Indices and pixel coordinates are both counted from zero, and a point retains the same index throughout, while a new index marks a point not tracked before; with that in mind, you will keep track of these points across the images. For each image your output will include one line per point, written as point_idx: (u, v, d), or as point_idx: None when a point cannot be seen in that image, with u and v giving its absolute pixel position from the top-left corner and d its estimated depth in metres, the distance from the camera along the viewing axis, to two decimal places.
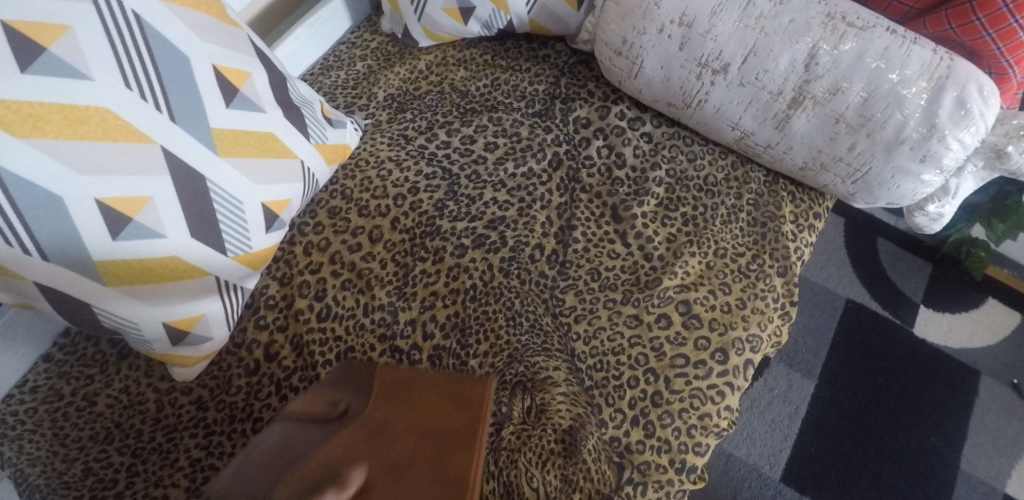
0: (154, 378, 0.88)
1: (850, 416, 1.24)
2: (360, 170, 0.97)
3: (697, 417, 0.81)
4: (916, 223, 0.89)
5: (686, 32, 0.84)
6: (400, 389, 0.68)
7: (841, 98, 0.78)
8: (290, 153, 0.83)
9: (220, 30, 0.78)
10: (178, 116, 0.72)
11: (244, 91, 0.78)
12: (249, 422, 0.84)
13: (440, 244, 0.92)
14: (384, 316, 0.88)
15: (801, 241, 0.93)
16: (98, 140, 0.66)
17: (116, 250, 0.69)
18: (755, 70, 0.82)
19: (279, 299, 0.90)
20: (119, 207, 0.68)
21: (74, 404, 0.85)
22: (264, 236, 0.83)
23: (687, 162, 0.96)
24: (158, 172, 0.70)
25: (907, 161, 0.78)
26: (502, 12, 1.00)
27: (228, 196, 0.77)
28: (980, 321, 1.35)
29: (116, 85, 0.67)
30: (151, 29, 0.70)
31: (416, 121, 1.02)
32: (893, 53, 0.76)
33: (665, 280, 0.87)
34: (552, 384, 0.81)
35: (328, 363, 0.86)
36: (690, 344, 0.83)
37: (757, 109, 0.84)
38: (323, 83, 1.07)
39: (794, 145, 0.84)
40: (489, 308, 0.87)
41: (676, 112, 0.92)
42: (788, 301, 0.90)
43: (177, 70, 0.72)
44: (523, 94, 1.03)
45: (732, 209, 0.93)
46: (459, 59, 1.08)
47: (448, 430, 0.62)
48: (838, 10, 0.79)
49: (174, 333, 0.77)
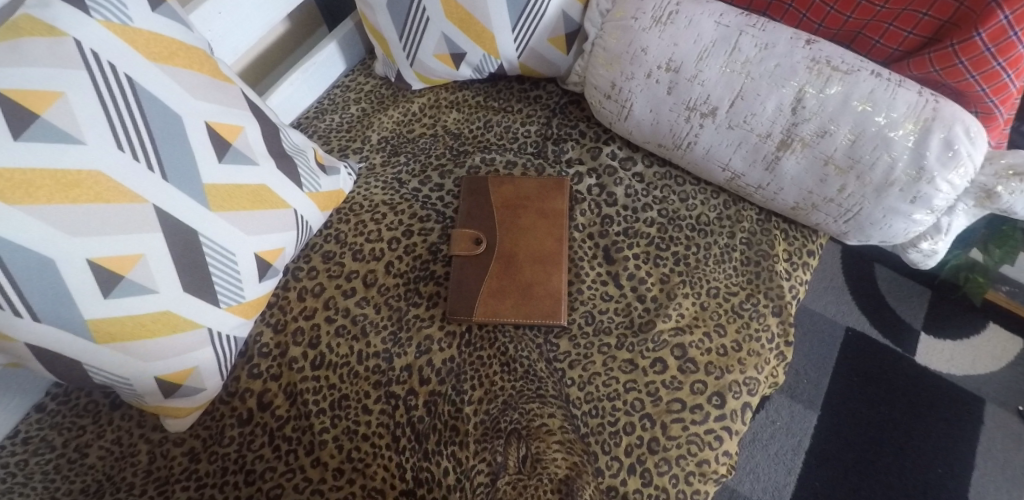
0: (147, 428, 0.87)
1: (854, 449, 1.22)
2: (355, 214, 0.97)
3: (694, 464, 0.80)
4: (910, 259, 0.88)
5: (674, 77, 0.85)
6: (522, 233, 0.92)
7: (828, 140, 0.79)
8: (283, 203, 0.84)
9: (214, 86, 0.78)
10: (170, 174, 0.73)
11: (237, 145, 0.79)
12: (242, 474, 0.83)
13: (434, 289, 0.92)
14: (379, 363, 0.87)
15: (796, 278, 0.91)
16: (90, 202, 0.67)
17: (108, 308, 0.70)
18: (743, 113, 0.82)
19: (272, 347, 0.90)
20: (111, 266, 0.69)
21: (66, 456, 0.84)
22: (257, 285, 0.84)
23: (679, 202, 0.95)
24: (149, 230, 0.72)
25: (898, 201, 0.78)
26: (492, 57, 1.01)
27: (220, 248, 0.78)
28: (981, 349, 1.30)
29: (108, 147, 0.68)
30: (143, 90, 0.71)
31: (409, 165, 1.02)
32: (879, 96, 0.76)
33: (659, 324, 0.87)
34: (547, 432, 0.81)
35: (321, 412, 0.85)
36: (686, 388, 0.83)
37: (746, 151, 0.84)
38: (317, 127, 1.09)
39: (785, 186, 0.85)
40: (484, 353, 0.88)
41: (667, 153, 0.92)
42: (784, 341, 0.88)
43: (170, 128, 0.73)
44: (516, 136, 1.03)
45: (725, 248, 0.92)
46: (451, 101, 1.09)
47: (547, 264, 0.90)
48: (822, 54, 0.79)
49: (166, 386, 0.78)
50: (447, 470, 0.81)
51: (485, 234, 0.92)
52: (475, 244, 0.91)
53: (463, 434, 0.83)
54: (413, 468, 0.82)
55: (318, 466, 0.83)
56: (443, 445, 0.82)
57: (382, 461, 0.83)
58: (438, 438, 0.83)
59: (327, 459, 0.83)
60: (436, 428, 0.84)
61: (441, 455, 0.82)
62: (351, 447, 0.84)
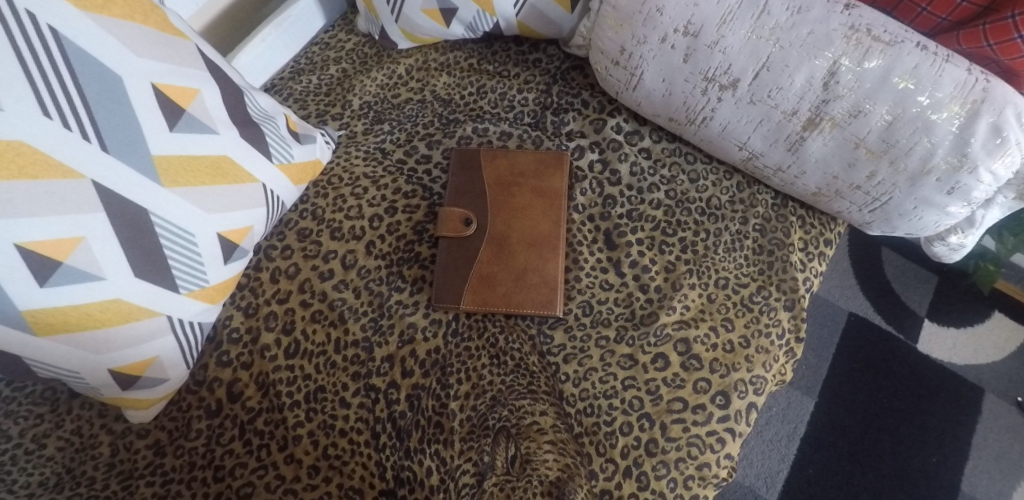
0: (109, 418, 0.79)
1: (853, 435, 1.17)
2: (334, 188, 0.89)
3: (694, 468, 0.74)
4: (934, 252, 0.81)
5: (692, 43, 0.75)
6: (516, 215, 0.84)
7: (862, 121, 0.70)
8: (250, 177, 0.75)
9: (163, 42, 0.69)
10: (111, 146, 0.64)
11: (192, 111, 0.70)
12: (210, 469, 0.75)
13: (418, 273, 0.85)
14: (358, 353, 0.80)
15: (812, 269, 0.84)
16: (13, 178, 0.59)
17: (44, 297, 0.63)
18: (768, 87, 0.73)
19: (242, 332, 0.82)
20: (44, 251, 0.62)
21: (22, 446, 0.76)
22: (222, 267, 0.76)
23: (688, 183, 0.87)
24: (89, 210, 0.64)
25: (932, 192, 0.71)
26: (487, 14, 0.91)
27: (177, 228, 0.70)
28: (985, 338, 1.25)
29: (32, 115, 0.60)
30: (73, 46, 0.62)
31: (394, 133, 0.93)
32: (923, 72, 0.67)
33: (662, 316, 0.80)
34: (538, 432, 0.75)
35: (295, 405, 0.78)
36: (688, 387, 0.77)
37: (768, 129, 0.76)
38: (292, 89, 0.99)
39: (808, 169, 0.77)
40: (471, 344, 0.81)
41: (679, 128, 0.84)
42: (795, 338, 0.81)
43: (110, 95, 0.64)
44: (512, 104, 0.94)
45: (737, 235, 0.84)
46: (441, 63, 0.99)
47: (544, 249, 0.82)
48: (862, 21, 0.70)
49: (120, 378, 0.71)
50: (430, 470, 0.74)
51: (475, 214, 0.84)
52: (464, 225, 0.83)
53: (448, 432, 0.76)
54: (394, 467, 0.75)
55: (291, 463, 0.76)
56: (426, 443, 0.76)
57: (360, 458, 0.76)
58: (421, 435, 0.76)
59: (301, 456, 0.76)
60: (419, 425, 0.77)
61: (423, 453, 0.75)
62: (327, 443, 0.77)
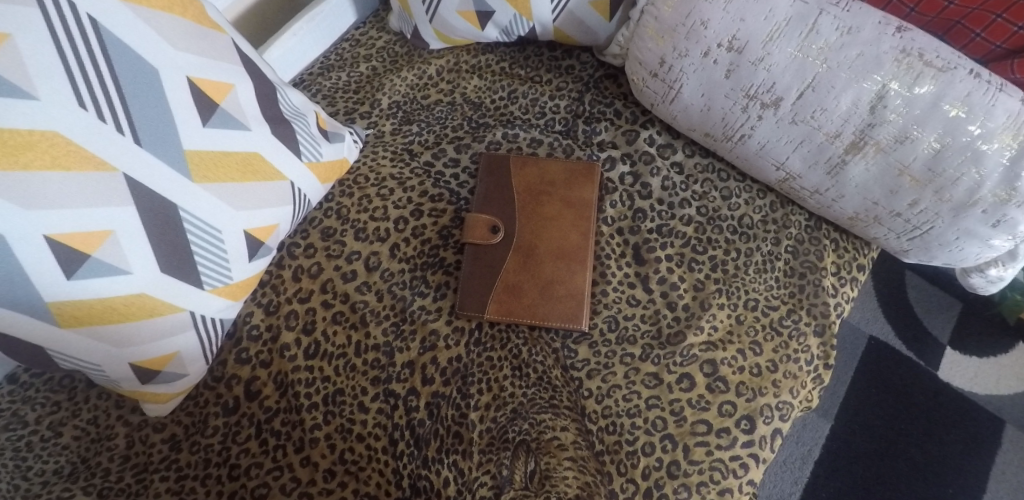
0: (125, 410, 0.78)
1: (869, 460, 1.14)
2: (359, 188, 0.88)
3: (716, 492, 0.72)
4: (970, 283, 0.78)
5: (735, 59, 0.74)
6: (544, 225, 0.82)
7: (908, 147, 0.68)
8: (278, 174, 0.74)
9: (200, 35, 0.68)
10: (143, 138, 0.64)
11: (225, 105, 0.69)
12: (225, 468, 0.74)
13: (442, 278, 0.83)
14: (379, 357, 0.79)
15: (843, 295, 0.82)
16: (45, 169, 0.58)
17: (70, 289, 0.62)
18: (812, 107, 0.72)
19: (263, 330, 0.81)
20: (74, 243, 0.61)
21: (38, 433, 0.75)
22: (247, 265, 0.75)
23: (720, 200, 0.85)
24: (119, 204, 0.63)
25: (977, 223, 0.69)
26: (524, 18, 0.90)
27: (205, 225, 0.69)
28: (1008, 368, 1.20)
29: (67, 105, 0.59)
30: (111, 37, 0.61)
31: (423, 135, 0.92)
32: (976, 100, 0.66)
33: (689, 336, 0.78)
34: (559, 447, 0.73)
35: (313, 407, 0.77)
36: (713, 409, 0.75)
37: (808, 150, 0.74)
38: (321, 85, 0.99)
39: (847, 193, 0.75)
40: (493, 354, 0.79)
41: (714, 144, 0.82)
42: (824, 364, 0.80)
43: (146, 87, 0.63)
44: (543, 110, 0.92)
45: (769, 256, 0.83)
46: (473, 66, 0.98)
47: (572, 261, 0.81)
48: (914, 45, 0.68)
49: (141, 372, 0.70)
50: (448, 480, 0.73)
51: (503, 221, 0.83)
52: (491, 232, 0.82)
53: (467, 443, 0.74)
54: (410, 476, 0.74)
55: (306, 466, 0.75)
56: (445, 453, 0.74)
57: (377, 465, 0.75)
58: (439, 445, 0.75)
59: (317, 459, 0.75)
60: (438, 434, 0.75)
61: (441, 463, 0.74)
62: (344, 448, 0.76)
